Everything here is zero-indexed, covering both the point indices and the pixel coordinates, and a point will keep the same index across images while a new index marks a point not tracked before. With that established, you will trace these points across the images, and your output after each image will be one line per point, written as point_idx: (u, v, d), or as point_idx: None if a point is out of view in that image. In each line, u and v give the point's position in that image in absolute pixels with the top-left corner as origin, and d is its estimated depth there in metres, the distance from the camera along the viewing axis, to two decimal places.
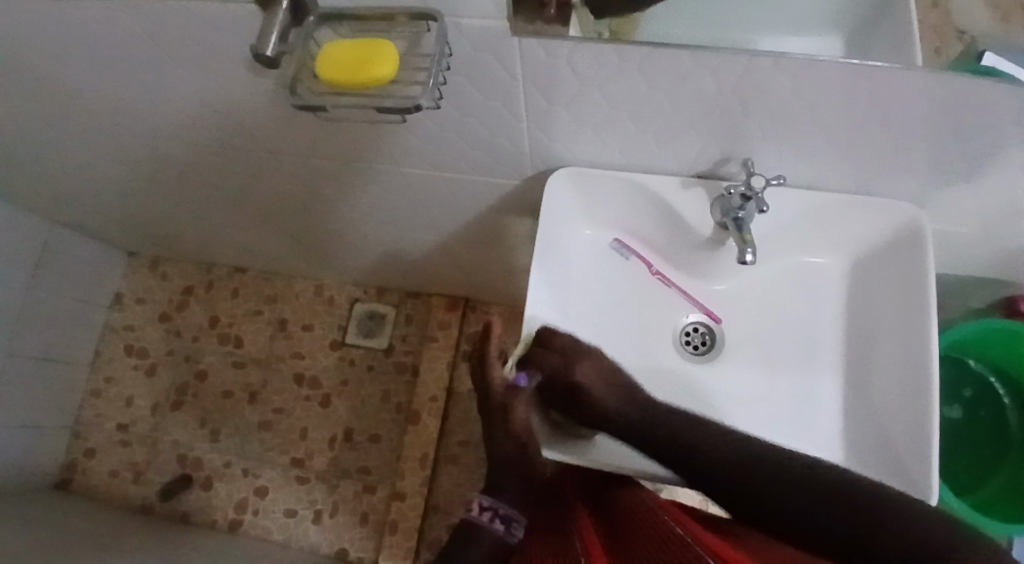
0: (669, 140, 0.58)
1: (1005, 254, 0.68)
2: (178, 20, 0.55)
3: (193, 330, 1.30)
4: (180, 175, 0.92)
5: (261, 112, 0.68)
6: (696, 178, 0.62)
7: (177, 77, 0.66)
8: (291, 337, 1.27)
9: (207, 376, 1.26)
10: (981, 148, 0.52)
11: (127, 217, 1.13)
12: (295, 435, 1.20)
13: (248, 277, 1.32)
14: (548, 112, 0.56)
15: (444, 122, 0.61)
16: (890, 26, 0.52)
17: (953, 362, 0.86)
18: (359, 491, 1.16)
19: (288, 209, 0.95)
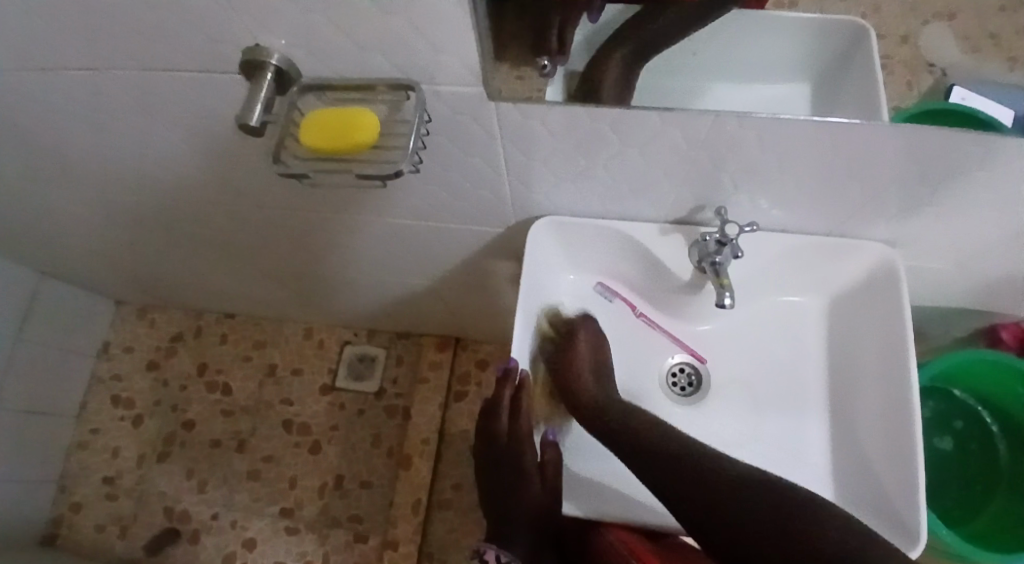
0: (644, 188, 0.62)
1: (979, 285, 0.73)
2: (163, 95, 0.58)
3: (181, 378, 1.35)
4: (161, 228, 0.95)
5: (235, 172, 0.71)
6: (674, 226, 0.67)
7: (148, 139, 0.68)
8: (280, 382, 1.33)
9: (195, 426, 1.31)
10: (936, 189, 0.56)
11: (146, 269, 1.17)
12: (284, 484, 1.25)
13: (236, 322, 1.38)
14: (531, 166, 0.59)
15: (432, 179, 0.65)
16: (854, 94, 0.59)
17: (941, 396, 0.88)
18: (351, 541, 1.20)
19: (265, 255, 0.99)
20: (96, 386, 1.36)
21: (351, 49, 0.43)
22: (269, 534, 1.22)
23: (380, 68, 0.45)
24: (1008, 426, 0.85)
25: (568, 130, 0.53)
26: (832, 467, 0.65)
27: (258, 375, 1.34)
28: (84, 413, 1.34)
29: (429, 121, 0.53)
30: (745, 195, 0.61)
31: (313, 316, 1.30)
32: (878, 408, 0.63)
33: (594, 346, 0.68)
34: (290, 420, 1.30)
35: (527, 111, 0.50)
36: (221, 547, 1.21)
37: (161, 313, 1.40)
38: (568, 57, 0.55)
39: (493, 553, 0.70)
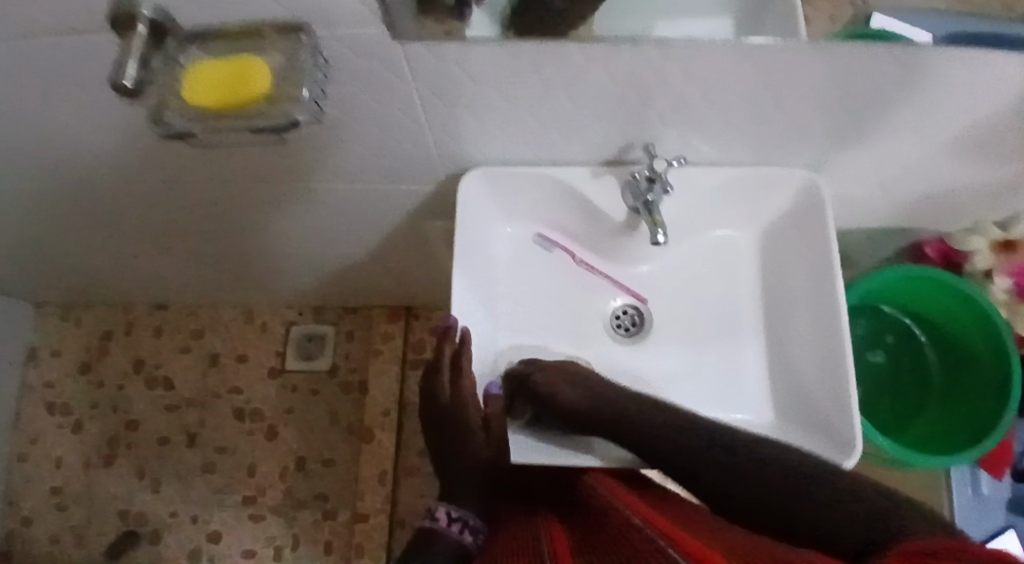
0: (570, 129, 0.60)
1: (905, 204, 0.75)
2: (33, 64, 0.52)
3: (118, 377, 1.28)
4: (67, 218, 0.88)
5: (135, 146, 0.66)
6: (606, 167, 0.66)
7: (28, 115, 0.62)
8: (225, 370, 1.28)
9: (140, 424, 1.25)
10: (857, 109, 0.56)
11: (60, 265, 1.09)
12: (243, 473, 1.22)
13: (171, 313, 1.31)
14: (452, 115, 0.57)
15: (349, 136, 0.61)
16: (775, 17, 0.58)
17: (872, 314, 0.90)
18: (319, 520, 1.18)
19: (188, 237, 0.93)
20: (25, 394, 1.28)
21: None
22: (233, 524, 1.19)
23: (269, 11, 0.41)
24: (934, 335, 0.90)
25: (483, 72, 0.50)
26: (769, 389, 0.67)
27: (202, 366, 1.28)
28: (16, 424, 1.26)
29: (331, 67, 0.49)
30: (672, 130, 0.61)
31: (253, 298, 1.25)
32: (810, 334, 0.65)
33: (576, 382, 0.61)
34: (241, 407, 1.25)
35: (437, 54, 0.47)
36: (182, 543, 1.18)
37: (88, 311, 1.32)
38: None
39: (445, 512, 0.76)
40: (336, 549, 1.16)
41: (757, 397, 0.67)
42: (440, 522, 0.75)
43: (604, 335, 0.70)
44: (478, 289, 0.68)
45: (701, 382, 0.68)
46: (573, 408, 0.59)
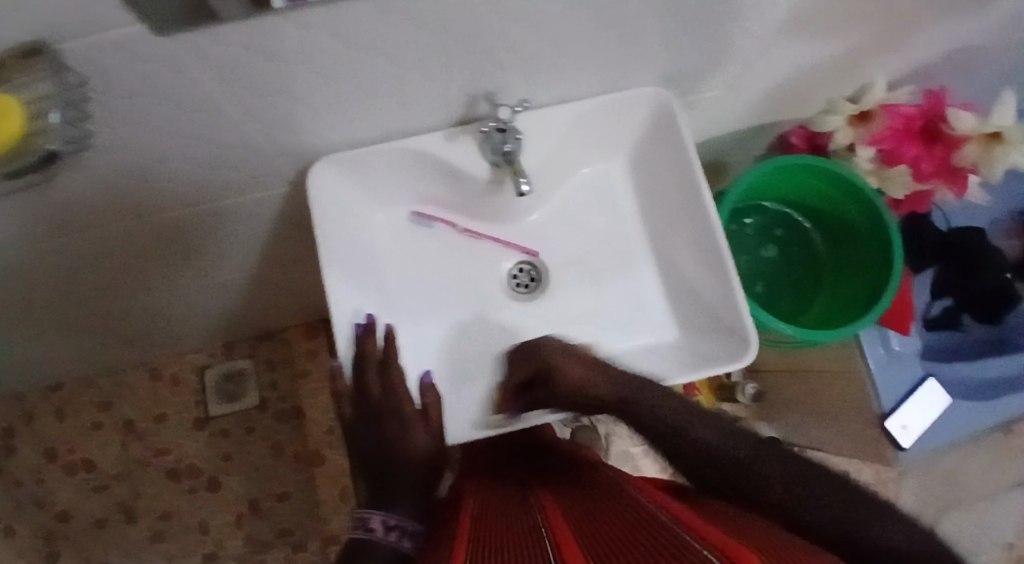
0: (396, 95, 0.56)
1: (761, 95, 0.76)
2: None
3: (30, 473, 1.18)
4: None
5: None
6: (459, 128, 0.64)
7: None
8: (145, 435, 1.20)
9: (69, 516, 1.16)
10: (694, 15, 0.55)
11: None
12: (196, 531, 1.16)
13: (69, 392, 1.21)
14: (261, 111, 0.52)
15: (169, 154, 0.55)
16: None
17: (756, 211, 0.95)
18: (291, 554, 1.14)
19: (49, 309, 0.85)
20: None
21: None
22: None
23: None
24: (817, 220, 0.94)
25: (281, 53, 0.45)
26: (669, 306, 0.71)
27: (121, 436, 1.20)
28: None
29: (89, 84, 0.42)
30: (514, 72, 0.57)
31: (151, 352, 1.16)
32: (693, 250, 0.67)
33: (589, 362, 0.57)
34: (174, 467, 1.18)
35: (219, 44, 0.42)
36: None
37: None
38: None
39: (379, 522, 0.55)
40: None
41: (660, 321, 0.71)
42: (376, 534, 0.54)
43: (504, 295, 0.71)
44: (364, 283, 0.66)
45: (602, 318, 0.70)
46: (575, 390, 0.56)
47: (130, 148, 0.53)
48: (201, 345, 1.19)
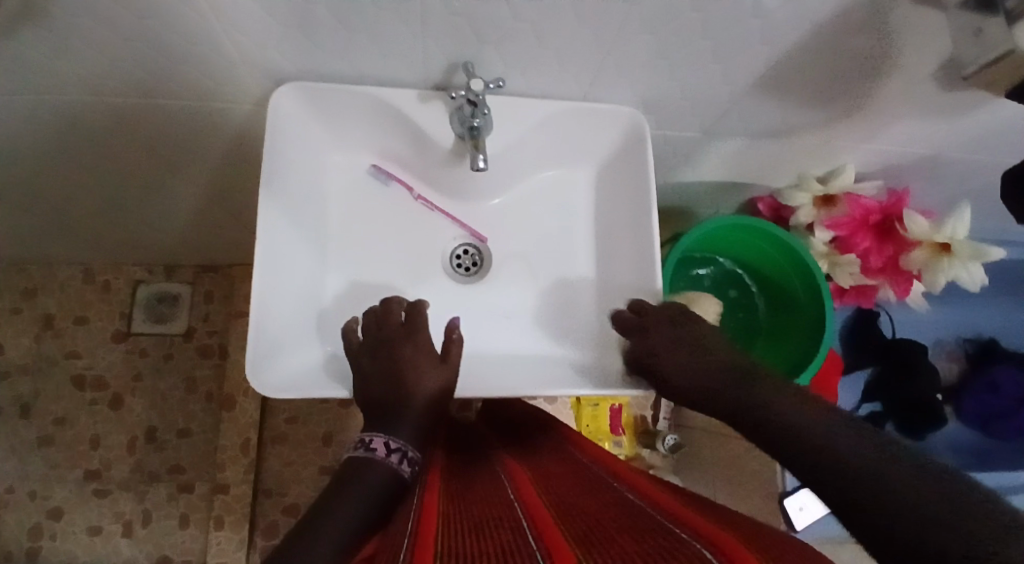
0: (606, 170, 0.70)
1: (805, 284, 0.88)
2: (65, 41, 0.53)
3: (82, 337, 1.22)
4: (7, 147, 0.74)
5: (139, 102, 0.64)
6: (610, 184, 0.70)
7: (11, 65, 0.57)
8: (195, 340, 1.24)
9: (102, 384, 1.20)
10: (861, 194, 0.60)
11: (13, 216, 0.99)
12: (209, 446, 1.19)
13: (117, 278, 1.25)
14: (509, 157, 0.65)
15: (376, 120, 0.63)
16: (794, 66, 0.61)
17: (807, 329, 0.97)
18: (280, 511, 1.17)
19: (163, 178, 0.84)
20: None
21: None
22: (194, 500, 1.17)
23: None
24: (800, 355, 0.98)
25: (525, 56, 0.57)
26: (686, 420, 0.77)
27: (175, 338, 1.24)
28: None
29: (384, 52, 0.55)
30: (688, 103, 0.67)
31: (206, 268, 1.26)
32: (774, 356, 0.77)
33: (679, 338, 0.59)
34: (197, 379, 1.22)
35: (491, 42, 0.54)
36: (123, 508, 1.15)
37: (63, 264, 1.24)
38: (529, 29, 0.53)
39: (381, 441, 0.50)
40: None
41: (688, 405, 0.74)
42: (376, 453, 0.49)
43: None
44: (483, 284, 0.69)
45: None
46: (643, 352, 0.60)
47: (357, 104, 0.61)
48: (205, 278, 1.26)
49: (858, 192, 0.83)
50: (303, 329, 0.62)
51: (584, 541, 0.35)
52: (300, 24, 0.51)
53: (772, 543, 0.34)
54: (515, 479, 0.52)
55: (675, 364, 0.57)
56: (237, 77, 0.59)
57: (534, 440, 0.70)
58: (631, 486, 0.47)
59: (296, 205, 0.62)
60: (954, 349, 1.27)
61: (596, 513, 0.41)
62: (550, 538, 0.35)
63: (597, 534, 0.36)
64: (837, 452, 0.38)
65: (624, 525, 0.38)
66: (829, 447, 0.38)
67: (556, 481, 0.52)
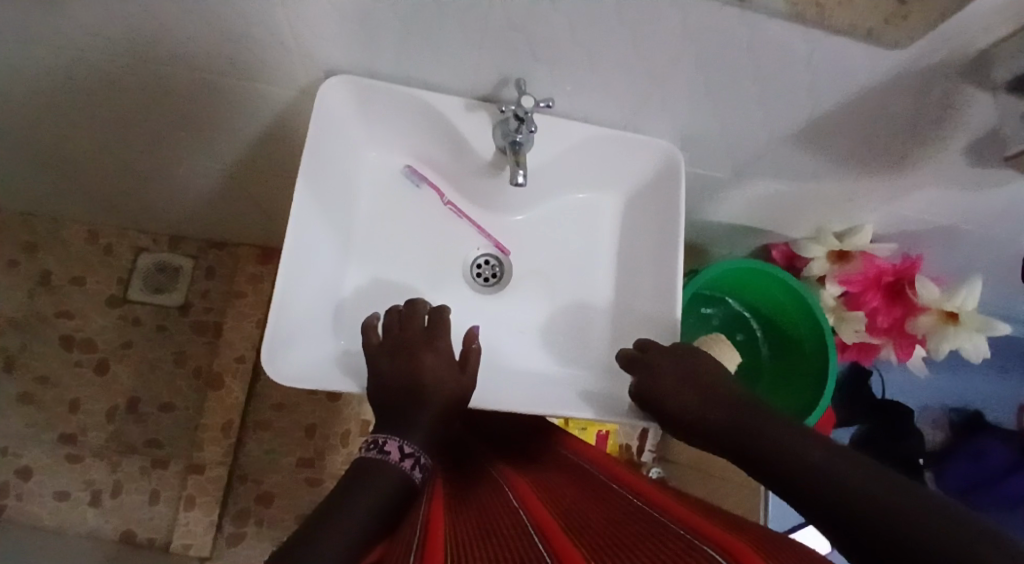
0: (635, 199, 0.71)
1: (811, 335, 0.89)
2: (123, 4, 0.53)
3: (77, 298, 1.21)
4: (38, 99, 0.74)
5: (182, 73, 0.64)
6: (637, 212, 0.71)
7: (62, 19, 0.57)
8: (191, 315, 1.23)
9: (90, 348, 1.19)
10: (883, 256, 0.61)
11: (28, 167, 0.98)
12: (190, 424, 1.18)
13: (119, 242, 1.24)
14: (543, 175, 0.66)
15: (418, 121, 0.63)
16: (833, 124, 0.62)
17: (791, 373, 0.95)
18: (255, 498, 1.15)
19: (187, 149, 0.84)
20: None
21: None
22: (168, 476, 1.15)
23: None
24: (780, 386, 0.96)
25: (575, 79, 0.57)
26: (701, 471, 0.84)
27: (171, 310, 1.23)
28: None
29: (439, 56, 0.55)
30: (723, 145, 0.68)
31: (212, 244, 1.26)
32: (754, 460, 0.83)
33: (683, 370, 0.56)
34: (187, 354, 1.21)
35: (544, 60, 0.54)
36: (94, 476, 1.13)
37: (68, 221, 1.23)
38: (585, 55, 0.54)
39: (394, 444, 0.50)
40: (270, 525, 1.14)
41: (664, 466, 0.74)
42: (389, 456, 0.49)
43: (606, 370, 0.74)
44: (499, 296, 0.69)
45: None
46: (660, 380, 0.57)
47: (402, 103, 0.61)
48: (209, 255, 1.26)
49: (873, 252, 0.85)
50: (318, 321, 0.62)
51: (589, 546, 0.35)
52: (362, 18, 0.51)
53: (774, 544, 0.35)
54: (518, 487, 0.52)
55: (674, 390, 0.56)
56: (286, 61, 0.59)
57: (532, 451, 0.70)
58: (632, 488, 0.48)
59: (328, 195, 0.62)
60: (940, 417, 1.28)
61: (603, 519, 0.42)
62: (559, 543, 0.36)
63: (609, 541, 0.36)
64: (852, 495, 0.35)
65: (635, 531, 0.38)
66: (843, 490, 0.35)
67: (559, 491, 0.52)
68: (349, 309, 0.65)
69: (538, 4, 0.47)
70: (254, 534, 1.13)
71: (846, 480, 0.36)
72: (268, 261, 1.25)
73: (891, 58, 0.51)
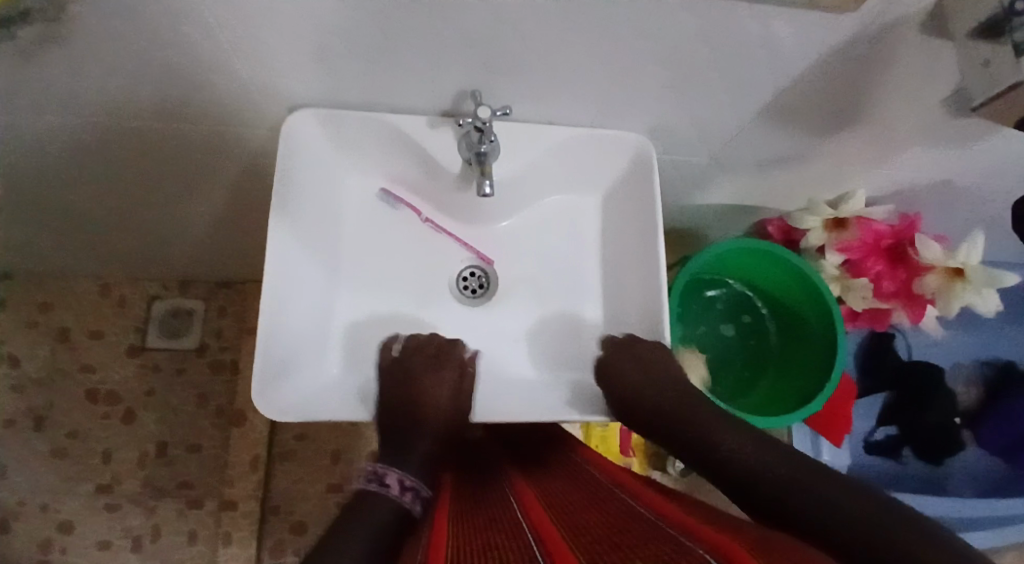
0: (613, 193, 0.70)
1: (817, 307, 0.88)
2: (88, 68, 0.55)
3: (97, 351, 1.24)
4: (28, 164, 0.76)
5: (157, 126, 0.66)
6: (615, 205, 0.70)
7: (34, 88, 0.58)
8: (207, 355, 1.26)
9: (114, 398, 1.22)
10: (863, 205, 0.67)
11: (34, 232, 1.01)
12: (219, 462, 1.20)
13: (132, 292, 1.27)
14: (517, 181, 0.66)
15: (385, 144, 0.64)
16: (803, 95, 0.61)
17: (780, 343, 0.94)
18: (288, 529, 1.17)
19: (177, 196, 0.86)
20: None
21: (338, 12, 0.47)
22: (202, 515, 1.17)
23: (364, 30, 0.49)
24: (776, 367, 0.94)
25: (534, 85, 0.58)
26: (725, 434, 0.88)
27: (188, 353, 1.26)
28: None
29: (397, 78, 0.56)
30: (697, 130, 0.67)
31: (220, 284, 1.28)
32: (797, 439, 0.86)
33: (648, 373, 0.60)
34: (208, 394, 1.23)
35: (500, 71, 0.55)
36: (132, 523, 1.15)
37: (81, 278, 1.26)
38: (538, 62, 0.54)
39: (394, 477, 0.54)
40: (306, 554, 1.15)
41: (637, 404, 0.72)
42: (390, 489, 0.53)
43: None
44: (491, 307, 0.69)
45: None
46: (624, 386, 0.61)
47: (367, 128, 0.62)
48: (218, 295, 1.28)
49: (869, 216, 0.83)
50: (311, 353, 0.62)
51: (586, 557, 0.35)
52: (314, 54, 0.52)
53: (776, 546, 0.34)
54: (524, 498, 0.52)
55: (639, 383, 0.60)
56: (252, 102, 0.61)
57: (546, 456, 0.70)
58: (639, 498, 0.47)
59: (305, 227, 0.62)
60: (972, 374, 1.23)
61: (604, 527, 0.41)
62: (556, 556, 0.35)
63: (608, 545, 0.36)
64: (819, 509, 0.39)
65: (631, 531, 0.39)
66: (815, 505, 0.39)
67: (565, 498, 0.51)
68: (341, 337, 0.65)
69: (482, 17, 0.47)
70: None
71: (797, 491, 0.41)
72: None
73: (850, 24, 0.50)
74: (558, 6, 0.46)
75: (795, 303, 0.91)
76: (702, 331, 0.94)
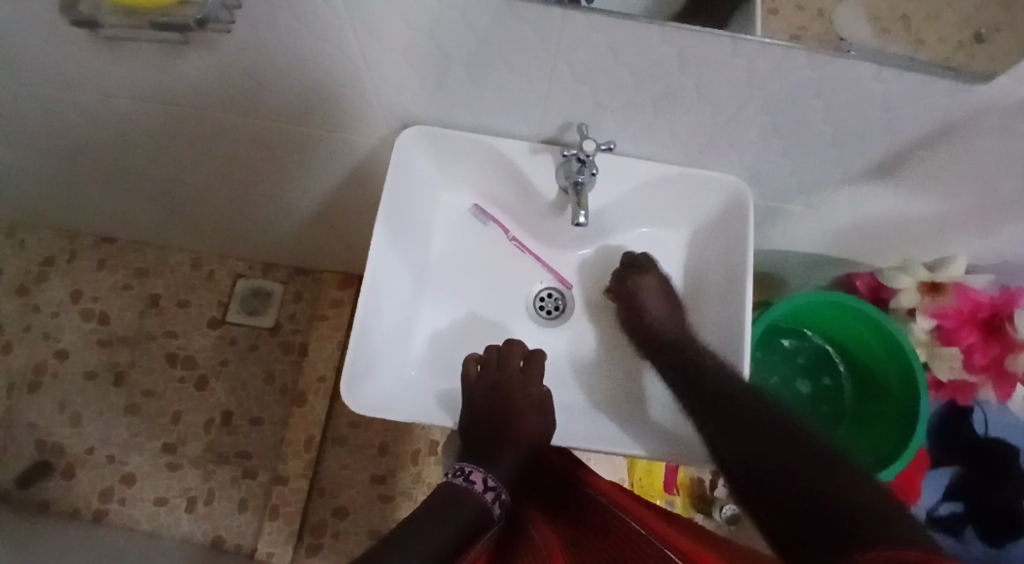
0: (699, 232, 0.71)
1: (900, 370, 0.84)
2: (227, 68, 0.60)
3: (180, 319, 1.33)
4: (150, 144, 0.83)
5: (272, 125, 0.71)
6: (699, 245, 0.71)
7: (174, 80, 0.65)
8: (279, 334, 1.33)
9: (190, 363, 1.30)
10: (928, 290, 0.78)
11: (143, 203, 1.10)
12: (276, 437, 1.26)
13: (218, 269, 1.36)
14: (606, 211, 0.67)
15: (486, 163, 0.66)
16: (909, 154, 0.59)
17: (856, 399, 0.92)
18: (330, 512, 1.20)
19: (274, 186, 0.91)
20: (86, 319, 1.32)
21: (463, 40, 0.49)
22: (252, 485, 1.22)
23: (482, 58, 0.51)
24: (851, 423, 0.91)
25: (636, 124, 0.59)
26: None
27: (262, 332, 1.33)
28: (65, 342, 1.31)
29: (508, 105, 0.59)
30: (794, 179, 0.67)
31: (299, 271, 1.36)
32: None
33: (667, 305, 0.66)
34: (274, 371, 1.30)
35: (607, 106, 0.56)
36: (189, 484, 1.22)
37: (176, 250, 1.36)
38: (647, 101, 0.55)
39: (479, 476, 0.58)
40: (345, 539, 1.18)
41: None
42: (474, 485, 0.56)
43: None
44: (563, 330, 0.71)
45: None
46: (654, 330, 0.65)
47: (471, 145, 0.64)
48: (295, 281, 1.35)
49: (967, 283, 0.79)
50: (394, 352, 0.66)
51: None
52: (432, 78, 0.56)
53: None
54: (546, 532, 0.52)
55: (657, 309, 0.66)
56: (367, 116, 0.65)
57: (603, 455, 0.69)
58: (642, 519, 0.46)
59: (403, 234, 0.66)
60: None
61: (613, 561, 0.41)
62: None
63: None
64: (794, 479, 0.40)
65: None
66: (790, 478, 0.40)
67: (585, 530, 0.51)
68: (423, 341, 0.69)
69: (596, 57, 0.49)
70: (330, 546, 1.18)
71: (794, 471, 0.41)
72: (350, 286, 1.34)
73: (976, 90, 0.48)
74: (675, 50, 0.48)
75: (875, 363, 0.88)
76: (776, 381, 0.92)
